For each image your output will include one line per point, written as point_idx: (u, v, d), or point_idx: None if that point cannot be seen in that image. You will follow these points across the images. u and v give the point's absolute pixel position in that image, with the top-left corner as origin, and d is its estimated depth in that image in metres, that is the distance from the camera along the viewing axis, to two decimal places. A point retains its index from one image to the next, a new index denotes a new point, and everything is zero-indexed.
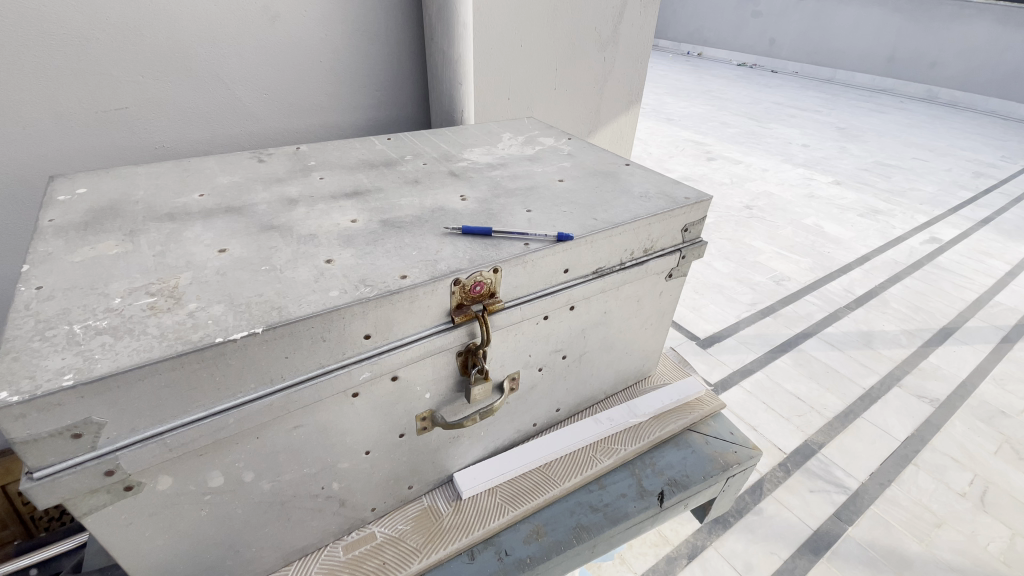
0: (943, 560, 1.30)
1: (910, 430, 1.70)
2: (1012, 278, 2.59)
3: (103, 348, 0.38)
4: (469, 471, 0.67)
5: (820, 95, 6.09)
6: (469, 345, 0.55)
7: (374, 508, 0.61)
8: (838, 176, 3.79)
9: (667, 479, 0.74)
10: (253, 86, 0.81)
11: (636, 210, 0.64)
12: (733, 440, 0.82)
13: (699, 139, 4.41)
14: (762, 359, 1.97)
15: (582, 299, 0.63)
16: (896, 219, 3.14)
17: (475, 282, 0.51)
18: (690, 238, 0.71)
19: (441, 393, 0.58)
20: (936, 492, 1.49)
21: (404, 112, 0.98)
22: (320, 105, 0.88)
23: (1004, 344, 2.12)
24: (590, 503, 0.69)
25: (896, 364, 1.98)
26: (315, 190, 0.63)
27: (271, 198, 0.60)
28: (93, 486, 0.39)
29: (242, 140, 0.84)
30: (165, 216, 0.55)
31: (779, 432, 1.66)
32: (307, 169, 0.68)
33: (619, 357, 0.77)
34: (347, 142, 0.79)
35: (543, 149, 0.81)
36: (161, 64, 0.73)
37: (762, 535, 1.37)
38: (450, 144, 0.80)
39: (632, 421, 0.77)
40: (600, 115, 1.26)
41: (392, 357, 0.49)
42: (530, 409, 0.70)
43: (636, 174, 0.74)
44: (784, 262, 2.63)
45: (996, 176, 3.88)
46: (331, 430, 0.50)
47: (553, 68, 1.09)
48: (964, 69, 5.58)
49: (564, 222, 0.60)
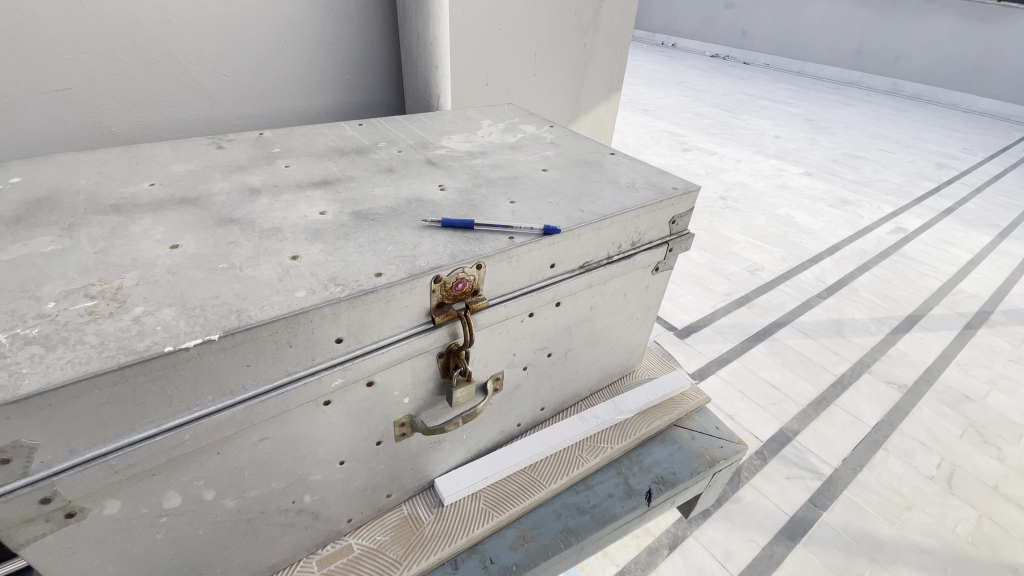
0: (914, 542, 1.34)
1: (880, 415, 1.74)
2: (973, 266, 2.69)
3: (31, 361, 0.33)
4: (451, 475, 0.64)
5: (791, 86, 6.19)
6: (450, 346, 0.52)
7: (351, 519, 0.58)
8: (809, 167, 3.86)
9: (655, 477, 0.72)
10: (212, 67, 0.75)
11: (624, 202, 0.61)
12: (718, 434, 0.80)
13: (674, 130, 4.43)
14: (738, 348, 1.99)
15: (568, 294, 0.60)
16: (864, 210, 3.22)
17: (457, 280, 0.48)
18: (677, 230, 0.68)
19: (421, 397, 0.54)
20: (906, 475, 1.54)
21: (376, 97, 0.93)
22: (285, 88, 0.82)
23: (967, 330, 2.20)
24: (576, 505, 0.67)
25: (866, 351, 2.03)
26: (280, 179, 0.58)
27: (230, 187, 0.55)
28: (27, 516, 0.35)
29: (200, 125, 0.78)
30: (109, 208, 0.50)
31: (756, 420, 1.68)
32: (271, 157, 0.63)
33: (604, 353, 0.75)
34: (315, 128, 0.73)
35: (525, 137, 0.78)
36: (109, 41, 0.66)
37: (741, 523, 1.38)
38: (426, 131, 0.76)
39: (618, 417, 0.75)
40: (581, 103, 1.23)
41: (367, 361, 0.46)
42: (514, 409, 0.67)
43: (622, 163, 0.72)
44: (758, 252, 2.66)
45: (957, 167, 4.02)
46: (301, 441, 0.46)
47: (533, 53, 1.06)
48: (927, 62, 5.74)
49: (550, 213, 0.56)
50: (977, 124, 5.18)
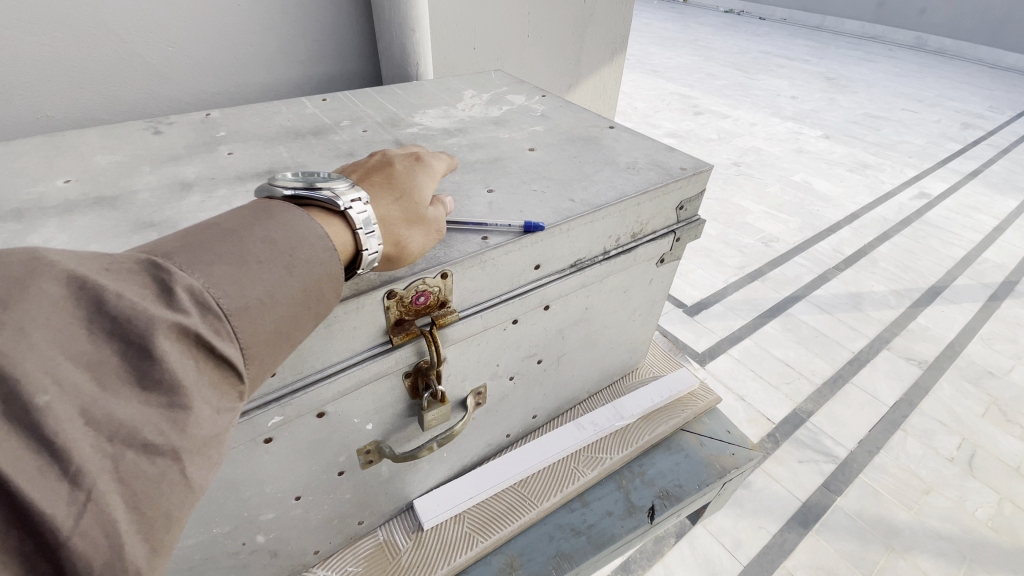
0: (931, 528, 1.29)
1: (898, 393, 1.67)
2: (1000, 233, 2.55)
3: None
4: (431, 496, 0.58)
5: (810, 42, 5.86)
6: (417, 365, 0.45)
7: (318, 550, 0.52)
8: (827, 129, 3.66)
9: (659, 491, 0.65)
10: (156, 37, 0.65)
11: (622, 187, 0.52)
12: (730, 439, 0.73)
13: (685, 92, 4.22)
14: (750, 324, 1.90)
15: (558, 297, 0.52)
16: (885, 174, 3.06)
17: (417, 294, 0.40)
18: (685, 217, 0.60)
19: (387, 421, 0.47)
20: (925, 457, 1.47)
21: (349, 67, 0.83)
22: (244, 60, 0.73)
23: (992, 302, 2.09)
24: (571, 525, 0.61)
25: (885, 325, 1.93)
26: (219, 170, 0.50)
27: (159, 182, 0.47)
28: None
29: (151, 106, 0.69)
30: (9, 213, 0.42)
31: (767, 401, 1.61)
32: (214, 142, 0.55)
33: (601, 356, 0.67)
34: (271, 105, 0.65)
35: (512, 110, 0.69)
36: (27, 10, 0.57)
37: (751, 509, 1.32)
38: (398, 106, 0.67)
39: (619, 424, 0.68)
40: (580, 67, 1.12)
41: (312, 394, 0.39)
42: (502, 420, 0.61)
43: (622, 139, 0.62)
44: (772, 222, 2.54)
45: (985, 126, 3.80)
46: (242, 483, 0.40)
47: (525, 11, 0.94)
48: (954, 13, 5.40)
49: (534, 205, 0.48)
50: (1008, 79, 4.88)
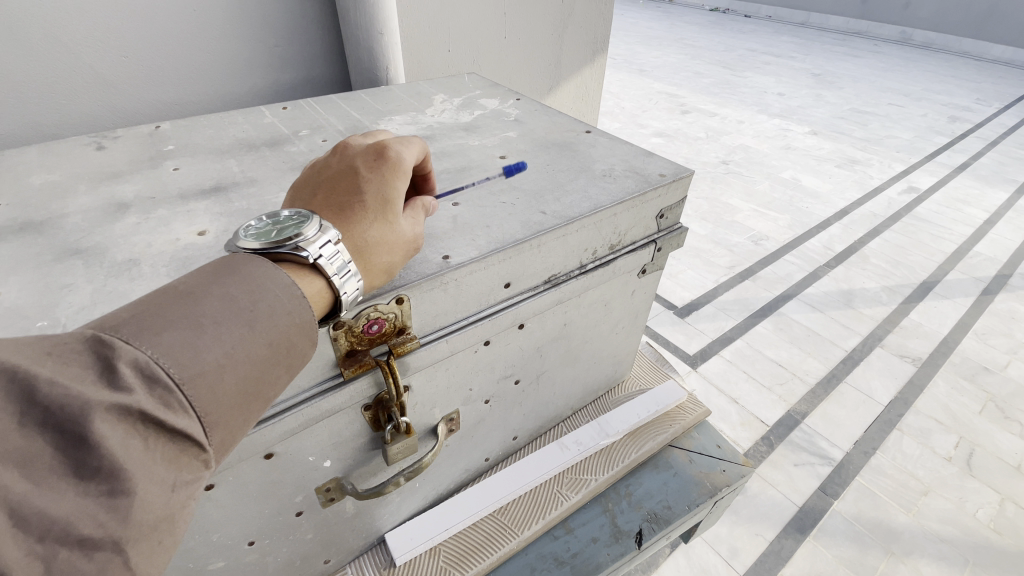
0: (931, 531, 1.26)
1: (893, 392, 1.65)
2: (990, 227, 2.54)
3: None
4: (404, 529, 0.54)
5: (796, 39, 5.87)
6: (378, 397, 0.41)
7: None
8: (815, 126, 3.66)
9: (647, 513, 0.62)
10: (105, 45, 0.61)
11: (597, 196, 0.49)
12: (721, 455, 0.70)
13: (672, 91, 4.20)
14: (741, 325, 1.88)
15: (532, 315, 0.49)
16: (873, 169, 3.05)
17: (370, 322, 0.36)
18: (666, 225, 0.57)
19: (348, 456, 0.44)
20: (922, 457, 1.45)
21: (315, 73, 0.80)
22: (202, 67, 0.69)
23: (984, 296, 2.07)
24: (554, 554, 0.58)
25: (877, 323, 1.91)
26: (161, 187, 0.46)
27: (93, 203, 0.44)
28: None
29: (103, 118, 0.65)
30: None
31: (761, 403, 1.58)
32: (160, 157, 0.51)
33: (584, 371, 0.64)
34: (227, 115, 0.61)
35: (484, 115, 0.65)
36: None
37: (747, 516, 1.29)
38: (363, 113, 0.63)
39: (604, 442, 0.64)
40: (561, 68, 1.09)
41: (256, 436, 0.35)
42: (479, 444, 0.57)
43: (599, 144, 0.59)
44: (762, 220, 2.52)
45: (971, 120, 3.81)
46: None
47: (500, 11, 0.91)
48: (937, 8, 5.43)
49: (501, 218, 0.45)
50: (992, 73, 4.91)
